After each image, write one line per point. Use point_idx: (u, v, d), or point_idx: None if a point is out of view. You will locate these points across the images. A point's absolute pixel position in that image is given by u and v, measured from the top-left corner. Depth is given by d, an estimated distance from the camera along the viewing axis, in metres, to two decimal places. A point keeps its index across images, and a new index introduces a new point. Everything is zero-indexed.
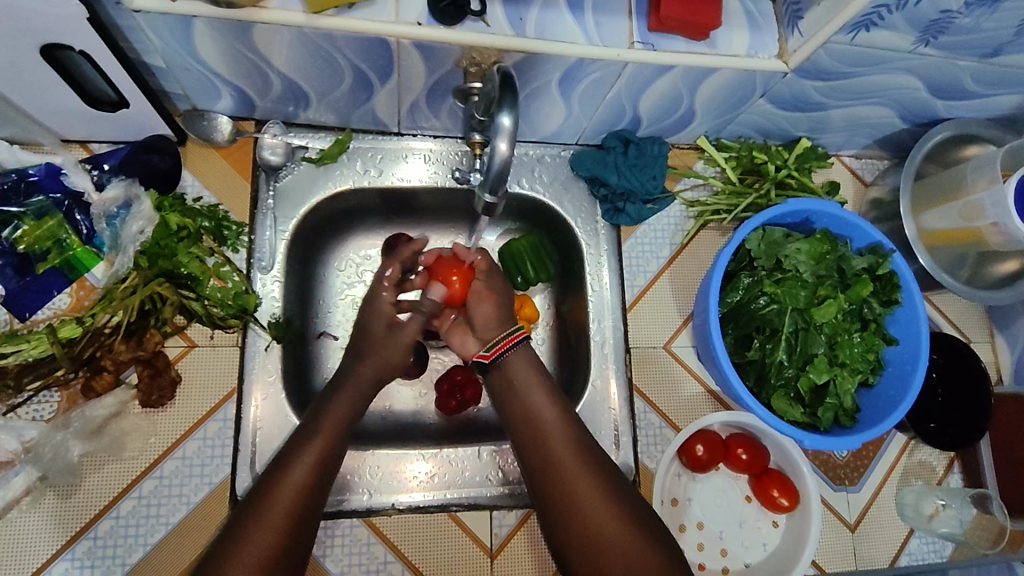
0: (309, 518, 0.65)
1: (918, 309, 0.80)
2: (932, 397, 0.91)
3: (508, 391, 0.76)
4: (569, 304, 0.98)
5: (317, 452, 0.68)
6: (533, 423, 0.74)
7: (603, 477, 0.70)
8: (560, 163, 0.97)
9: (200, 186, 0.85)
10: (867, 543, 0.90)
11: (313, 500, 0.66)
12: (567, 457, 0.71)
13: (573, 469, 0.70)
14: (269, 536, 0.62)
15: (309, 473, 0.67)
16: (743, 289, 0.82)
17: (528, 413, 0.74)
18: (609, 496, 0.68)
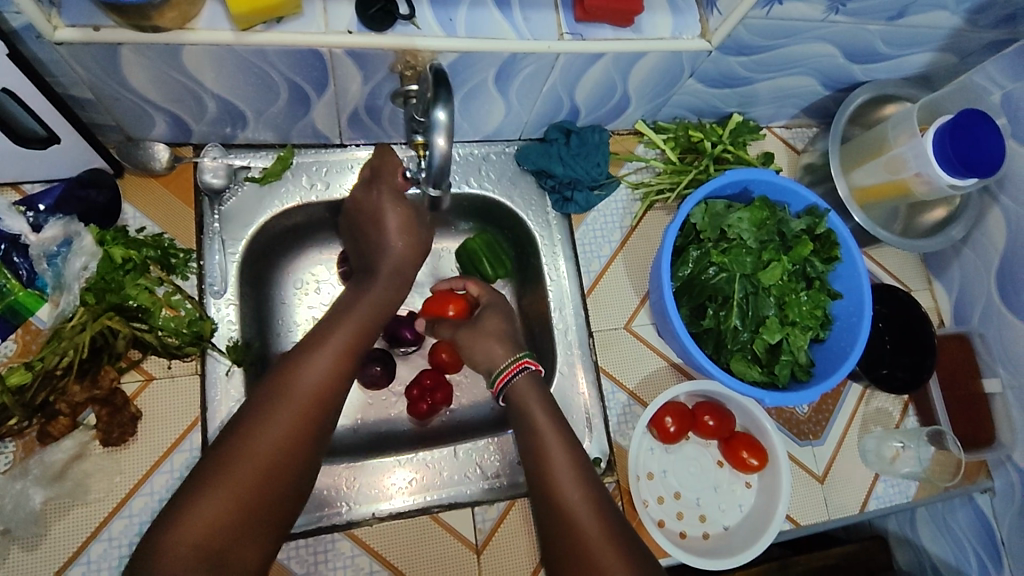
0: (307, 442, 0.69)
1: (857, 262, 0.84)
2: (881, 345, 0.96)
3: (516, 395, 0.83)
4: (529, 298, 1.01)
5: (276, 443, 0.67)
6: (540, 446, 0.77)
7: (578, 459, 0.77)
8: (505, 159, 0.99)
9: (142, 217, 0.82)
10: (837, 493, 0.94)
11: (315, 422, 0.70)
12: (569, 485, 0.74)
13: (566, 487, 0.74)
14: (259, 462, 0.65)
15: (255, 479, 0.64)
16: (692, 262, 0.85)
17: (535, 439, 0.78)
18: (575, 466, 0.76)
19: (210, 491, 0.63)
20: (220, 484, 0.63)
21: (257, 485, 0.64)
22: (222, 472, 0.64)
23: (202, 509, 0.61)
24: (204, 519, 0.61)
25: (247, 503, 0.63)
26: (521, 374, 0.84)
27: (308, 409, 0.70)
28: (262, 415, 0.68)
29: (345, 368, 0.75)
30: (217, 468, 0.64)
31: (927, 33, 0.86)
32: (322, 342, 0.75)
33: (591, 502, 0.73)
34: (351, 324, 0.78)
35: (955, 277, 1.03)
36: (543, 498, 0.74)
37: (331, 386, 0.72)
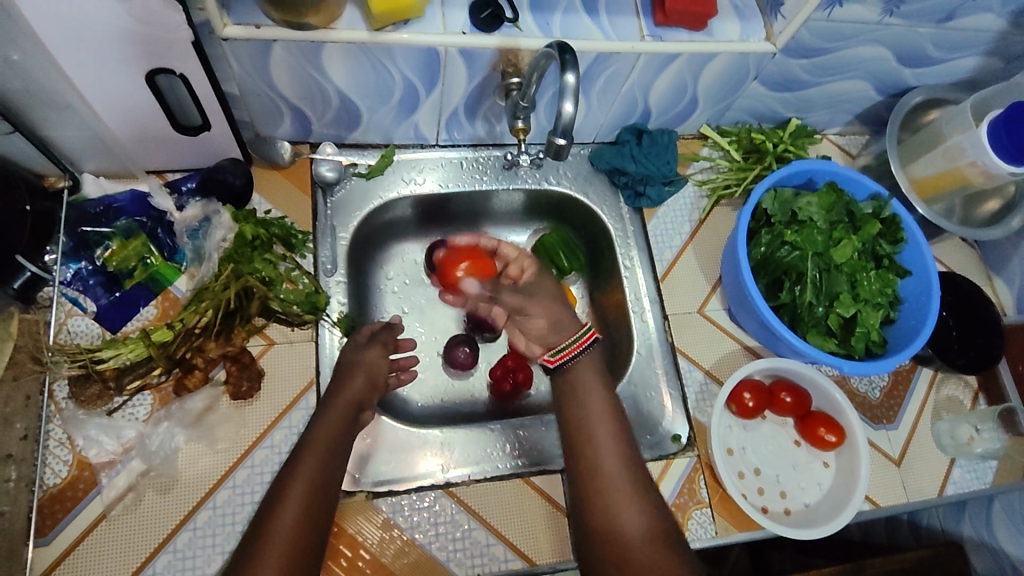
0: (325, 507, 0.66)
1: (921, 244, 0.89)
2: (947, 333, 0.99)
3: (567, 386, 0.82)
4: (602, 290, 1.08)
5: (305, 488, 0.66)
6: (591, 455, 0.75)
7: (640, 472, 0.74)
8: (580, 160, 1.07)
9: (268, 204, 0.93)
10: (914, 477, 0.95)
11: (327, 487, 0.67)
12: (618, 475, 0.73)
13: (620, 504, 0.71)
14: (296, 510, 0.64)
15: (294, 530, 0.62)
16: (765, 244, 0.91)
17: (585, 428, 0.77)
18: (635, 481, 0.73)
19: None
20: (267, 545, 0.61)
21: (300, 534, 0.62)
22: (262, 532, 0.62)
23: None
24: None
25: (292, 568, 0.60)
26: (575, 356, 0.83)
27: (317, 479, 0.67)
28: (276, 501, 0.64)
29: (342, 442, 0.73)
30: (259, 536, 0.62)
31: (974, 36, 0.94)
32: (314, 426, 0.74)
33: (640, 511, 0.71)
34: (345, 398, 0.77)
35: (1015, 271, 1.07)
36: (582, 505, 0.73)
37: (337, 446, 0.72)
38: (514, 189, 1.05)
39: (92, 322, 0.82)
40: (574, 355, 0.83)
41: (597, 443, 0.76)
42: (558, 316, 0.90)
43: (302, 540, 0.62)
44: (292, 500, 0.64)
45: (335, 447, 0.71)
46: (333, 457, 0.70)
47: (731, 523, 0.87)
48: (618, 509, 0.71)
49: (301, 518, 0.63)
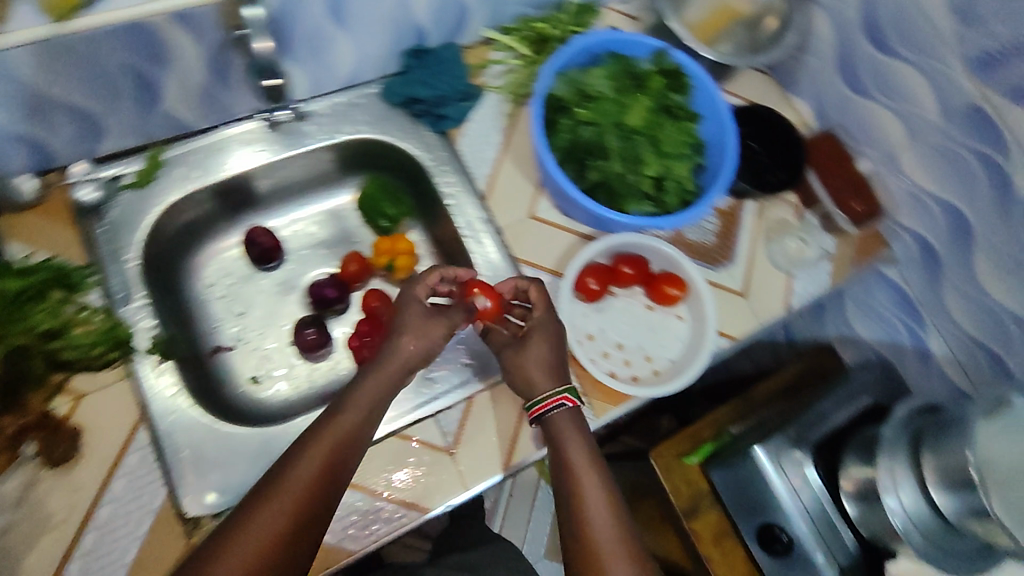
0: (323, 498, 0.69)
1: (708, 86, 0.92)
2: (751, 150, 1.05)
3: (547, 423, 0.81)
4: (439, 226, 1.04)
5: (313, 481, 0.69)
6: (573, 477, 0.78)
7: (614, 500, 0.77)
8: (372, 100, 1.00)
9: (27, 249, 0.82)
10: (761, 302, 1.01)
11: (334, 482, 0.70)
12: (599, 518, 0.75)
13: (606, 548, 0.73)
14: (295, 497, 0.68)
15: (293, 513, 0.67)
16: (566, 129, 0.90)
17: (571, 479, 0.78)
18: (618, 520, 0.75)
19: (225, 546, 0.64)
20: (253, 526, 0.65)
21: (295, 521, 0.66)
22: (253, 513, 0.66)
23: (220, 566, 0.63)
24: (242, 557, 0.64)
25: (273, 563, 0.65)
26: (559, 408, 0.81)
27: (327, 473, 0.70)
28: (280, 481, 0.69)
29: (366, 428, 0.76)
30: (246, 517, 0.66)
31: None
32: (348, 400, 0.77)
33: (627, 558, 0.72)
34: (365, 395, 0.77)
35: (806, 87, 1.13)
36: (577, 560, 0.73)
37: (354, 440, 0.74)
38: (307, 150, 0.98)
39: None
40: (548, 409, 0.81)
41: (574, 468, 0.78)
42: (555, 364, 0.84)
43: (300, 522, 0.67)
44: (294, 487, 0.68)
45: (354, 437, 0.74)
46: (348, 454, 0.72)
47: (607, 403, 0.90)
48: (586, 510, 0.75)
49: (298, 506, 0.67)
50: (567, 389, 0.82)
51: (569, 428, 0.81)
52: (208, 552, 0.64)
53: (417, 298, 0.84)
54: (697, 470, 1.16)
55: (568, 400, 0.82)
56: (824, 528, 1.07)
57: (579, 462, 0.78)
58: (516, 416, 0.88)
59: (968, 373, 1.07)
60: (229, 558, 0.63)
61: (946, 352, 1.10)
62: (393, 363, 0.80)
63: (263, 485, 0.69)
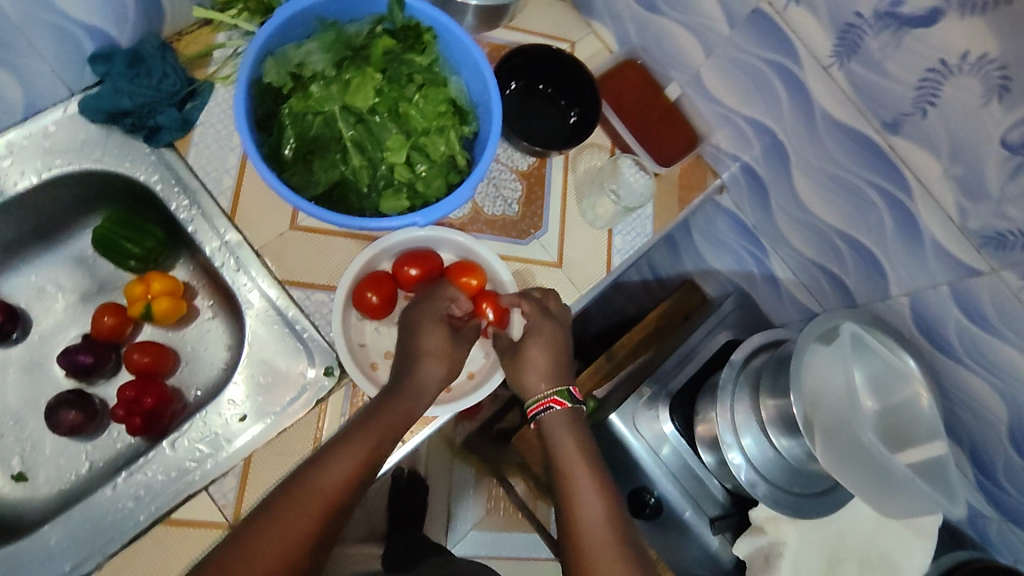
0: (326, 536, 0.65)
1: (459, 37, 0.77)
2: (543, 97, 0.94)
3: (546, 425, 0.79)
4: (197, 255, 0.90)
5: (309, 519, 0.65)
6: (572, 494, 0.74)
7: (618, 515, 0.73)
8: (71, 124, 0.82)
9: None
10: (578, 268, 0.91)
11: (329, 525, 0.66)
12: (597, 540, 0.70)
13: (605, 551, 0.70)
14: (284, 536, 0.63)
15: (284, 554, 0.63)
16: (290, 123, 0.74)
17: (568, 484, 0.74)
18: (615, 527, 0.72)
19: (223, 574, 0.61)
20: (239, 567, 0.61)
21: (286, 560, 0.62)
22: (243, 545, 0.63)
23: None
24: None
25: None
26: (548, 410, 0.79)
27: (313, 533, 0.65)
28: (263, 527, 0.64)
29: (372, 458, 0.70)
30: (233, 554, 0.62)
31: None
32: (337, 449, 0.69)
33: (627, 561, 0.69)
34: (419, 386, 0.74)
35: (600, 8, 0.99)
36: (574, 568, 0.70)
37: (350, 485, 0.68)
38: (4, 200, 0.80)
39: None
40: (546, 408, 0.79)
41: (575, 478, 0.74)
42: (552, 368, 0.80)
43: None
44: (283, 526, 0.64)
45: (342, 494, 0.67)
46: (339, 507, 0.67)
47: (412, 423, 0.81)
48: (576, 500, 0.73)
49: (290, 547, 0.63)
50: (555, 390, 0.79)
51: (564, 429, 0.78)
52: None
53: (442, 316, 0.80)
54: None
55: (556, 402, 0.79)
56: (690, 484, 0.99)
57: (580, 461, 0.76)
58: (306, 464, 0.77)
59: (814, 295, 1.01)
60: None
61: (791, 275, 1.03)
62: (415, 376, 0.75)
63: (268, 503, 0.66)
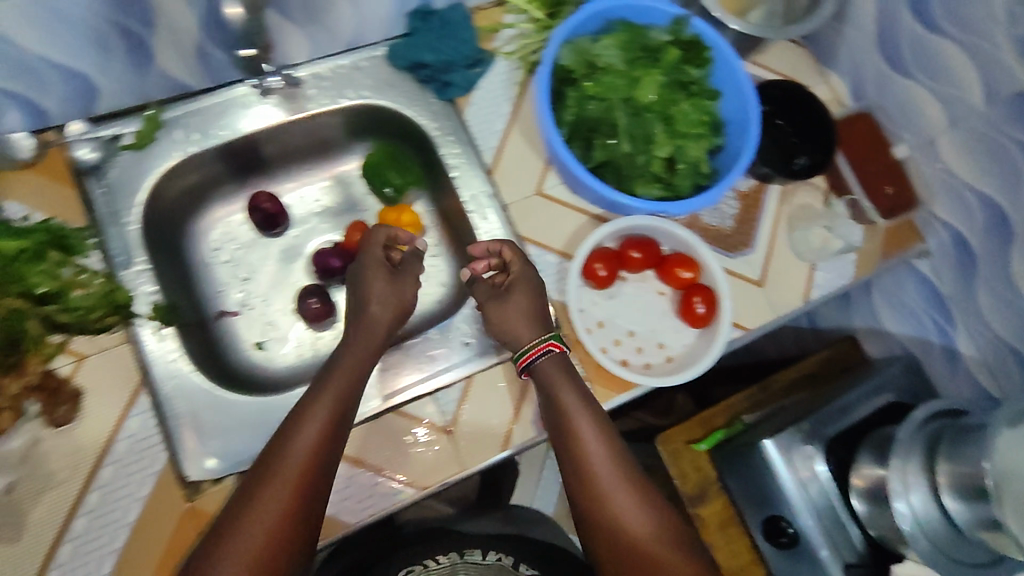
0: (315, 491, 0.70)
1: (728, 59, 0.85)
2: (779, 129, 0.98)
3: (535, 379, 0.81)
4: (443, 199, 1.03)
5: (294, 483, 0.69)
6: (575, 447, 0.77)
7: (635, 479, 0.76)
8: (376, 63, 0.96)
9: (26, 209, 0.81)
10: (778, 291, 0.96)
11: (313, 484, 0.70)
12: (618, 497, 0.75)
13: (622, 512, 0.74)
14: (284, 496, 0.68)
15: (280, 507, 0.67)
16: (573, 102, 0.84)
17: (575, 445, 0.77)
18: (637, 489, 0.76)
19: (241, 521, 0.66)
20: (258, 513, 0.67)
21: (291, 510, 0.68)
22: (251, 499, 0.68)
23: (238, 533, 0.66)
24: (262, 523, 0.66)
25: (283, 535, 0.67)
26: (546, 354, 0.81)
27: (298, 491, 0.68)
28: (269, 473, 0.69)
29: (339, 419, 0.74)
30: (246, 503, 0.67)
31: None
32: (302, 421, 0.72)
33: (643, 506, 0.75)
34: (347, 365, 0.79)
35: (845, 59, 1.04)
36: (591, 527, 0.76)
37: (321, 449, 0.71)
38: (312, 115, 0.95)
39: None
40: (536, 358, 0.80)
41: (582, 437, 0.77)
42: (538, 314, 0.84)
43: (294, 520, 0.68)
44: (278, 490, 0.68)
45: (313, 463, 0.70)
46: (315, 479, 0.70)
47: (608, 390, 0.88)
48: (594, 469, 0.76)
49: (292, 502, 0.68)
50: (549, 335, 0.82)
51: (558, 377, 0.80)
52: (225, 527, 0.67)
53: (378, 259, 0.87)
54: (705, 457, 1.15)
55: (555, 345, 0.81)
56: (830, 526, 1.01)
57: (591, 431, 0.77)
58: (515, 396, 0.87)
59: (998, 379, 0.98)
60: (251, 529, 0.66)
61: (975, 353, 1.01)
62: (337, 374, 0.77)
63: (252, 482, 0.69)
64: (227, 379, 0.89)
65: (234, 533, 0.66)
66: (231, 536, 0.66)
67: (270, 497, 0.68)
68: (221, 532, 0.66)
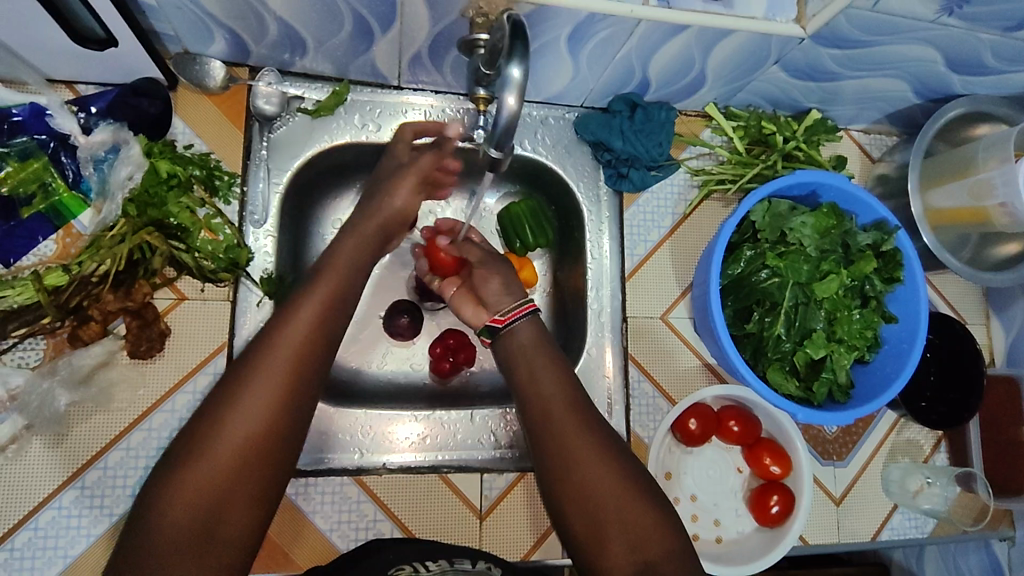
0: (305, 383, 0.62)
1: (919, 288, 0.79)
2: (924, 377, 0.92)
3: (509, 352, 0.77)
4: (566, 270, 0.98)
5: (286, 364, 0.62)
6: (563, 439, 0.67)
7: (599, 434, 0.68)
8: (563, 125, 0.94)
9: (191, 134, 0.83)
10: (852, 517, 0.91)
11: (305, 373, 0.63)
12: (577, 441, 0.67)
13: (585, 459, 0.66)
14: (272, 383, 0.61)
15: (271, 394, 0.60)
16: (745, 261, 0.81)
17: (533, 388, 0.72)
18: (597, 439, 0.67)
19: (220, 421, 0.59)
20: (236, 406, 0.59)
21: (279, 398, 0.61)
22: (226, 392, 0.60)
23: (223, 429, 0.58)
24: (243, 419, 0.59)
25: (267, 429, 0.59)
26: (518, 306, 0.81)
27: (291, 381, 0.61)
28: (230, 399, 0.60)
29: (331, 318, 0.66)
30: (228, 398, 0.60)
31: None
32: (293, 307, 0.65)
33: (608, 463, 0.66)
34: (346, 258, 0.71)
35: (1018, 316, 0.96)
36: (551, 480, 0.67)
37: (317, 339, 0.64)
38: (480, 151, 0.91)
39: None
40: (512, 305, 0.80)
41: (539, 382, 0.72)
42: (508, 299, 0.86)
43: (275, 412, 0.60)
44: (264, 376, 0.61)
45: (306, 348, 0.63)
46: (304, 369, 0.63)
47: None
48: (554, 417, 0.69)
49: (281, 388, 0.61)
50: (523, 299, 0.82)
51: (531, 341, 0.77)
52: (202, 426, 0.59)
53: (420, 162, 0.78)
54: None
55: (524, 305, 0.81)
56: None
57: (551, 380, 0.72)
58: None
59: None
60: (228, 427, 0.58)
61: None
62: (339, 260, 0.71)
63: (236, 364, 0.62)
64: None
65: (214, 430, 0.58)
66: (219, 429, 0.58)
67: (230, 424, 0.58)
68: (199, 426, 0.59)
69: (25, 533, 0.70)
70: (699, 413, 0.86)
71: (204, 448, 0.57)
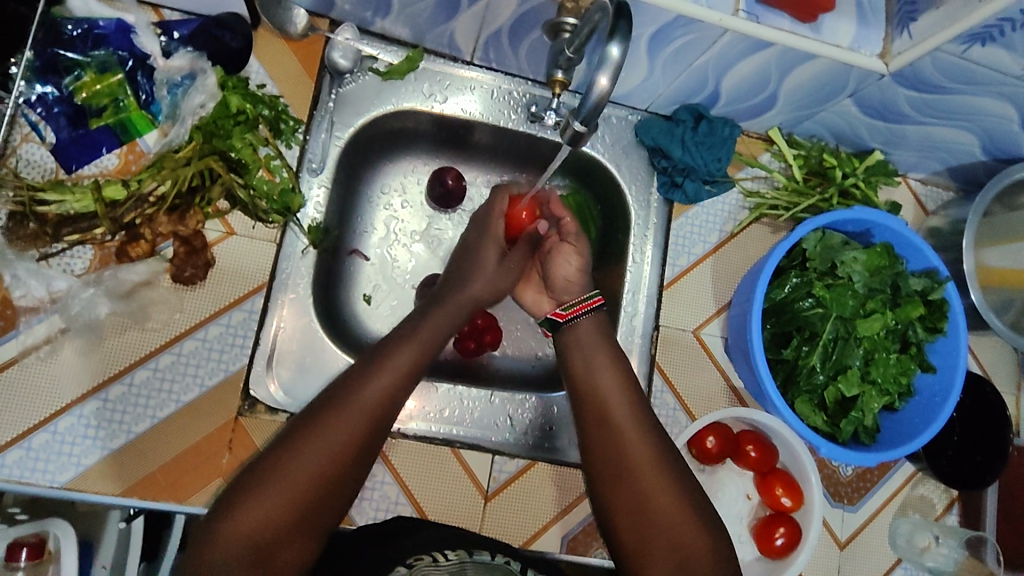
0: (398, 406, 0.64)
1: (961, 342, 0.78)
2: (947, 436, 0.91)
3: (566, 344, 0.75)
4: (603, 271, 0.97)
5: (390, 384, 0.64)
6: (624, 446, 0.67)
7: (659, 445, 0.67)
8: (625, 126, 0.94)
9: (264, 74, 0.83)
10: (853, 563, 0.90)
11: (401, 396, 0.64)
12: (634, 450, 0.66)
13: (641, 469, 0.65)
14: (376, 399, 0.62)
15: (374, 406, 0.62)
16: (790, 287, 0.81)
17: (591, 383, 0.71)
18: (657, 451, 0.67)
19: (324, 423, 0.59)
20: (341, 415, 0.60)
21: (379, 415, 0.62)
22: (333, 400, 0.61)
23: (326, 431, 0.59)
24: (347, 427, 0.60)
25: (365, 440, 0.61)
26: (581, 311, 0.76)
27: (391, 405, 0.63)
28: (335, 406, 0.60)
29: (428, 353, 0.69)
30: (332, 408, 0.60)
31: None
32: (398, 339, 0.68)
33: (664, 477, 0.65)
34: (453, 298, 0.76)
35: None
36: (603, 484, 0.67)
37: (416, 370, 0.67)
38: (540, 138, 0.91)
39: (47, 154, 0.75)
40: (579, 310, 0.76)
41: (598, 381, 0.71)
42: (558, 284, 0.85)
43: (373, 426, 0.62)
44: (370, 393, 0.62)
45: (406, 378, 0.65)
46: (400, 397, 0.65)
47: None
48: (614, 421, 0.68)
49: (383, 403, 0.62)
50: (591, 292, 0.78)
51: (594, 337, 0.75)
52: (306, 424, 0.59)
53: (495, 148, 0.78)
54: None
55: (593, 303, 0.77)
56: None
57: (612, 382, 0.71)
58: (562, 504, 0.83)
59: None
60: (331, 429, 0.59)
61: None
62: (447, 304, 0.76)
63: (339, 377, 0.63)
64: (331, 324, 0.86)
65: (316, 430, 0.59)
66: (322, 431, 0.59)
67: (332, 427, 0.59)
68: (300, 425, 0.59)
69: (42, 435, 0.71)
70: (718, 433, 0.85)
71: (302, 448, 0.58)
